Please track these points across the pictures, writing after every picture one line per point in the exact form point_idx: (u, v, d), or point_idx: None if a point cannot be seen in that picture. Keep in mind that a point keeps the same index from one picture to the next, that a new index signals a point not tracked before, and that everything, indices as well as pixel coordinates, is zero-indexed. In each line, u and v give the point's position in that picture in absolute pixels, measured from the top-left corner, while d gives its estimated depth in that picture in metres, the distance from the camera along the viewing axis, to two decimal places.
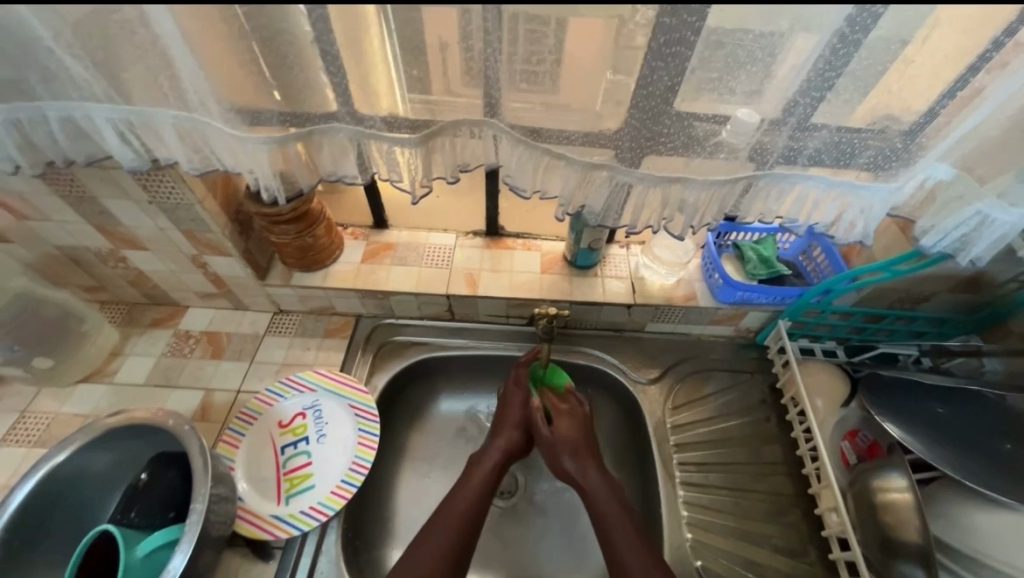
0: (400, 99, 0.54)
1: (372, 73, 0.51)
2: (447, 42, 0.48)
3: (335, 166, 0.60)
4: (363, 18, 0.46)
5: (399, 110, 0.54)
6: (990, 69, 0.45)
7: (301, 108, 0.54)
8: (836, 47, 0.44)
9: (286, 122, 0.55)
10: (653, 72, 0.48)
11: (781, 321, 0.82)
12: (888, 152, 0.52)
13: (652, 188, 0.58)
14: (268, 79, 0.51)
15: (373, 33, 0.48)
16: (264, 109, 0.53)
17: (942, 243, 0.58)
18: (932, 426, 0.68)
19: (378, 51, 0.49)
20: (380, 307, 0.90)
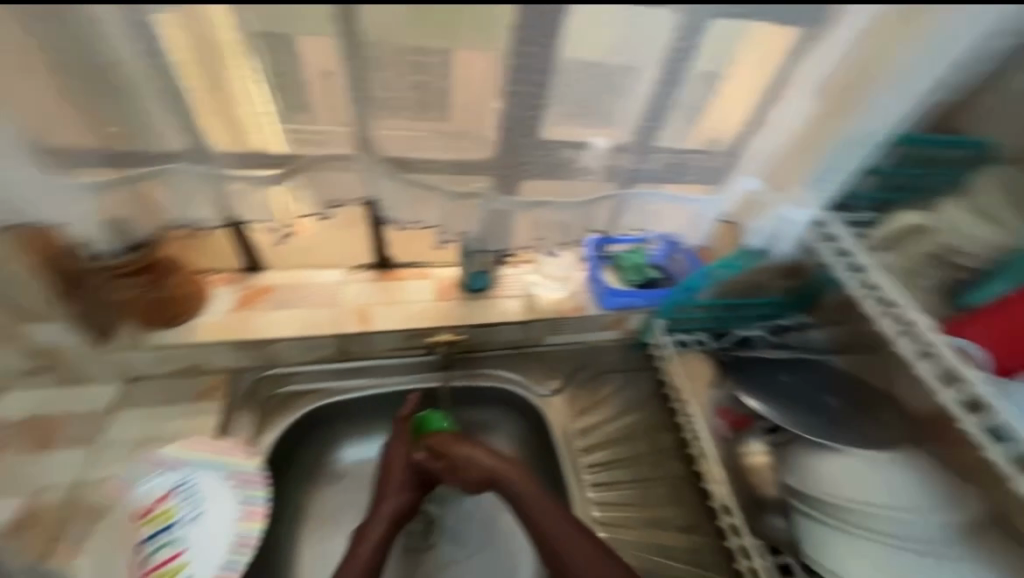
0: (277, 130, 0.53)
1: (235, 106, 0.51)
2: (318, 71, 0.49)
3: (182, 209, 0.58)
4: (219, 49, 0.47)
5: (277, 144, 0.54)
6: (777, 97, 0.55)
7: (136, 148, 0.52)
8: (653, 85, 0.53)
9: (116, 165, 0.53)
10: (516, 106, 0.52)
11: (658, 320, 0.92)
12: (710, 169, 0.61)
13: (522, 213, 0.62)
14: (98, 116, 0.50)
15: (239, 66, 0.48)
16: (83, 153, 0.52)
17: (760, 240, 0.68)
18: (781, 393, 0.79)
19: (242, 86, 0.50)
20: (261, 358, 0.82)
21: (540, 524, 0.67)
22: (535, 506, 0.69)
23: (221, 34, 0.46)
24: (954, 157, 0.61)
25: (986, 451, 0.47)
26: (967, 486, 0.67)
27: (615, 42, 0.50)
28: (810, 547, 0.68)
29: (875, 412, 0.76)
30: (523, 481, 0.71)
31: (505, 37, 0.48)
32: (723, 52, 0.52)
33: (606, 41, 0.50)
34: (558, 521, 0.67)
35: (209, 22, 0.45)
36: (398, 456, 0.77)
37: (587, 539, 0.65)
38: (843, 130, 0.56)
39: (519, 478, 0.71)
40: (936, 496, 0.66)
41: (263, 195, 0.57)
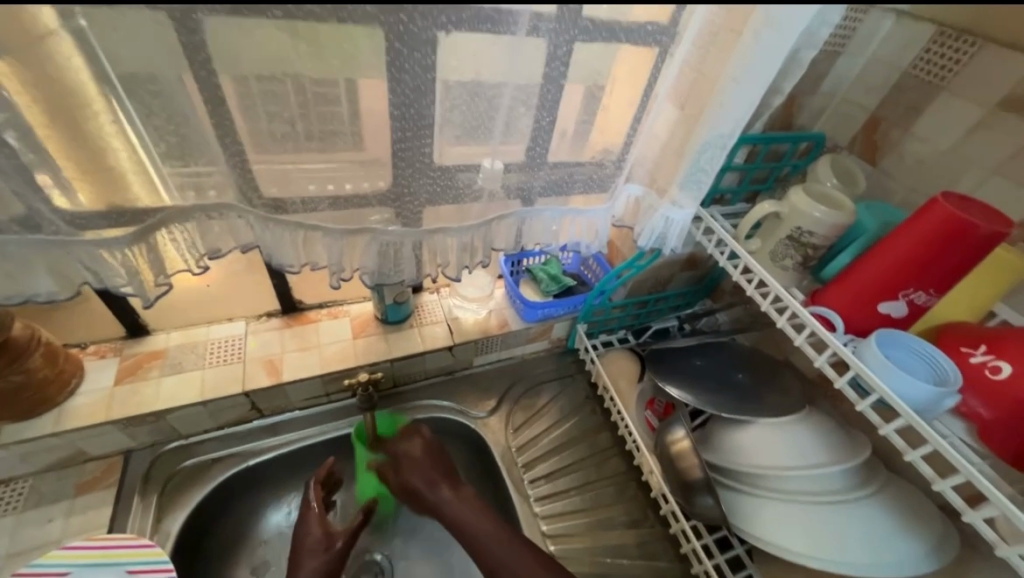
0: (162, 186, 0.50)
1: (110, 154, 0.46)
2: (190, 113, 0.45)
3: (19, 283, 0.51)
4: (84, 95, 0.43)
5: (163, 199, 0.50)
6: (645, 110, 0.59)
7: None
8: (525, 107, 0.54)
9: None
10: (398, 135, 0.52)
11: (579, 325, 0.95)
12: (592, 178, 0.65)
13: (417, 243, 0.62)
14: None
15: (102, 118, 0.44)
16: None
17: (651, 242, 0.72)
18: (696, 379, 0.85)
19: (117, 134, 0.46)
20: (157, 432, 0.73)
21: (482, 550, 0.64)
22: (476, 526, 0.66)
23: (79, 76, 0.42)
24: (794, 150, 0.72)
25: (857, 404, 0.54)
26: (854, 433, 0.76)
27: (492, 69, 0.50)
28: (735, 520, 0.70)
29: (775, 380, 0.84)
30: (467, 509, 0.68)
31: (375, 67, 0.47)
32: (591, 71, 0.54)
33: (478, 67, 0.50)
34: (497, 538, 0.65)
35: (65, 66, 0.41)
36: (312, 523, 0.71)
37: (518, 547, 0.64)
38: (704, 134, 0.59)
39: (467, 507, 0.69)
40: (834, 450, 0.72)
41: (116, 256, 0.52)
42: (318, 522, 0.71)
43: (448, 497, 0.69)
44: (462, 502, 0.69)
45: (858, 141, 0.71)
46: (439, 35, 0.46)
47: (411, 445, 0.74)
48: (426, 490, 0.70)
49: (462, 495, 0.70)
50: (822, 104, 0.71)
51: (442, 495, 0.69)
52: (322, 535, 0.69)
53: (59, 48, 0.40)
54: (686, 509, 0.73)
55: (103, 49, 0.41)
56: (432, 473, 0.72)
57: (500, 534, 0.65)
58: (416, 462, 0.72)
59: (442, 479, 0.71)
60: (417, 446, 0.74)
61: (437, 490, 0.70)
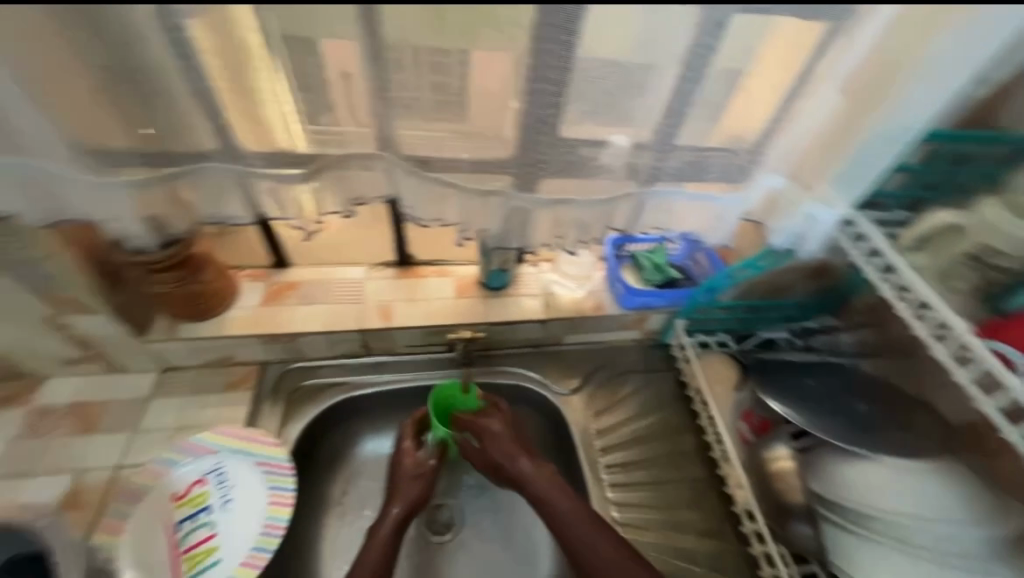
0: (299, 133, 0.53)
1: (263, 105, 0.50)
2: (349, 72, 0.49)
3: None
4: (247, 47, 0.46)
5: (298, 145, 0.54)
6: (801, 91, 0.54)
7: (167, 147, 0.50)
8: (677, 82, 0.52)
9: (149, 162, 0.51)
10: (533, 105, 0.52)
11: (678, 320, 0.91)
12: (739, 166, 0.60)
13: (542, 212, 0.61)
14: (120, 116, 0.48)
15: (260, 68, 0.47)
16: (118, 149, 0.49)
17: (787, 241, 0.66)
18: (806, 398, 0.77)
19: (273, 80, 0.49)
20: (287, 351, 0.84)
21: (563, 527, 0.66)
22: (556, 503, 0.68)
23: (245, 24, 0.44)
24: (988, 153, 0.61)
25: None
26: (996, 499, 0.65)
27: (633, 41, 0.49)
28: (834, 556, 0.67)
29: (904, 417, 0.74)
30: (546, 484, 0.70)
31: (520, 46, 0.48)
32: (757, 49, 0.51)
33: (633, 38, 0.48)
34: (579, 520, 0.66)
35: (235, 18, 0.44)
36: (404, 454, 0.78)
37: (598, 531, 0.65)
38: (876, 128, 0.54)
39: (546, 482, 0.71)
40: (960, 502, 0.65)
41: None
42: (410, 454, 0.78)
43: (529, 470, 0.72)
44: (539, 478, 0.71)
45: None
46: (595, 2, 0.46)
47: (487, 421, 0.76)
48: (506, 462, 0.73)
49: (539, 471, 0.72)
50: None
51: (522, 468, 0.72)
52: (415, 464, 0.77)
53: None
54: (776, 532, 0.69)
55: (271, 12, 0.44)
56: (511, 450, 0.74)
57: (581, 515, 0.66)
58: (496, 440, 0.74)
59: (519, 458, 0.73)
60: (493, 425, 0.76)
61: (517, 464, 0.72)
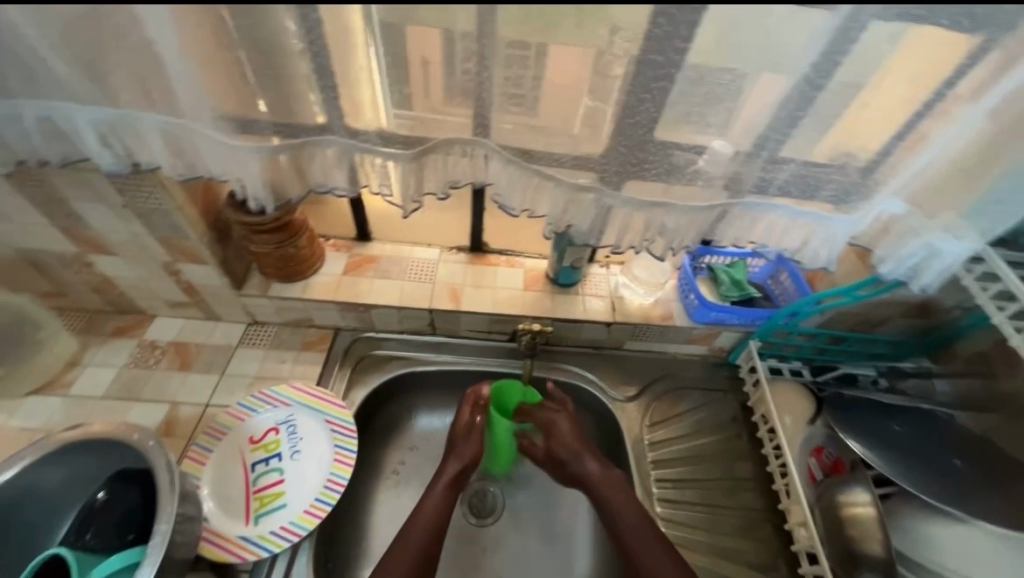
0: (383, 116, 0.54)
1: (357, 86, 0.51)
2: (429, 60, 0.49)
3: None
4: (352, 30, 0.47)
5: (381, 124, 0.54)
6: (940, 112, 0.49)
7: (296, 120, 0.53)
8: (808, 89, 0.47)
9: (278, 132, 0.54)
10: (640, 103, 0.50)
11: (752, 341, 0.86)
12: (849, 186, 0.55)
13: (635, 213, 0.60)
14: (251, 87, 0.50)
15: (360, 51, 0.49)
16: (259, 119, 0.53)
17: (897, 271, 0.61)
18: (889, 444, 0.71)
19: (365, 54, 0.49)
20: (360, 320, 0.89)
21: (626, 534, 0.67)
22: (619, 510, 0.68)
23: (354, 12, 0.45)
24: None
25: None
26: None
27: (741, 45, 0.45)
28: None
29: (1010, 484, 0.65)
30: (613, 487, 0.70)
31: (636, 32, 0.45)
32: (902, 60, 0.46)
33: (763, 39, 0.44)
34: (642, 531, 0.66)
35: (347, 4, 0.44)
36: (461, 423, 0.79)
37: (659, 545, 0.64)
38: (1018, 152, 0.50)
39: (612, 485, 0.71)
40: None
41: None
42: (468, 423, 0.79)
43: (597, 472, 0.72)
44: (606, 480, 0.71)
45: None
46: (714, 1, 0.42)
47: (558, 416, 0.77)
48: (571, 458, 0.74)
49: (606, 476, 0.72)
50: None
51: (589, 469, 0.72)
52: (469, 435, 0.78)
53: None
54: None
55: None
56: (579, 451, 0.74)
57: (643, 527, 0.66)
58: (564, 440, 0.74)
59: (585, 460, 0.73)
60: (561, 422, 0.77)
61: (585, 464, 0.73)
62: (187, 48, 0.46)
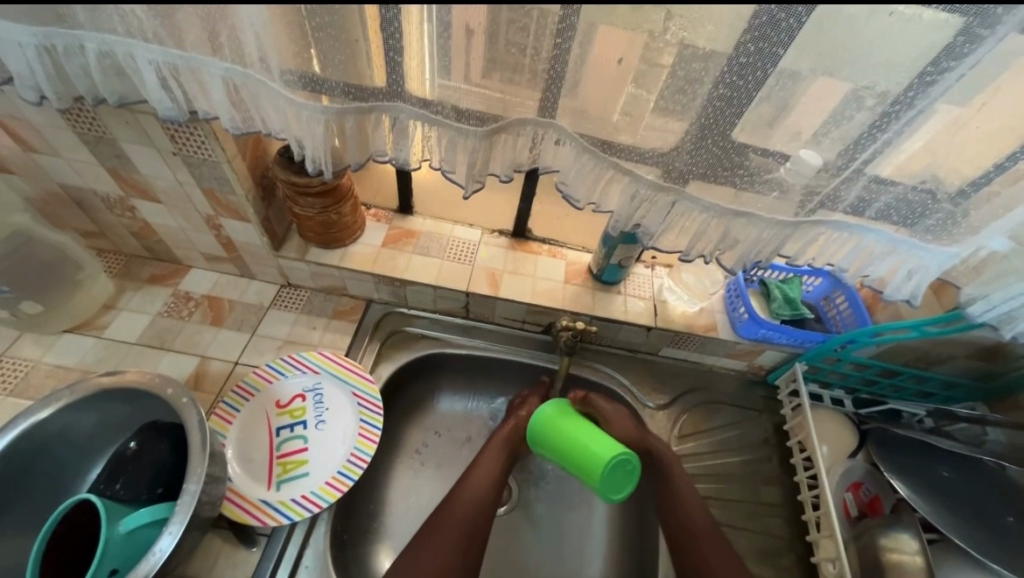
0: (429, 81, 0.50)
1: (405, 54, 0.47)
2: (474, 30, 0.44)
3: None
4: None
5: (426, 93, 0.51)
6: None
7: (365, 82, 0.50)
8: (936, 104, 0.42)
9: (350, 95, 0.51)
10: (750, 102, 0.45)
11: (798, 363, 0.82)
12: (955, 217, 0.50)
13: (716, 220, 0.56)
14: (310, 45, 0.47)
15: (412, 16, 0.44)
16: (329, 79, 0.50)
17: (987, 314, 0.58)
18: (936, 489, 0.69)
19: (420, 12, 0.44)
20: (394, 295, 0.87)
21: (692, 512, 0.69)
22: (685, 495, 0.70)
23: None
24: None
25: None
26: None
27: (861, 43, 0.39)
28: None
29: None
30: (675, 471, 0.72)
31: (742, 23, 0.40)
32: None
33: (880, 41, 0.39)
34: (697, 509, 0.69)
35: None
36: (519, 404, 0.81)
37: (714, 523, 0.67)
38: None
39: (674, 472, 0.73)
40: None
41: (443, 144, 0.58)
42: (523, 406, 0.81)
43: (660, 449, 0.75)
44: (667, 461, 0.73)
45: None
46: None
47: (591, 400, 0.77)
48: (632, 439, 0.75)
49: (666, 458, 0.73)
50: None
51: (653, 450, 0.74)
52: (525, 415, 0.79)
53: None
54: None
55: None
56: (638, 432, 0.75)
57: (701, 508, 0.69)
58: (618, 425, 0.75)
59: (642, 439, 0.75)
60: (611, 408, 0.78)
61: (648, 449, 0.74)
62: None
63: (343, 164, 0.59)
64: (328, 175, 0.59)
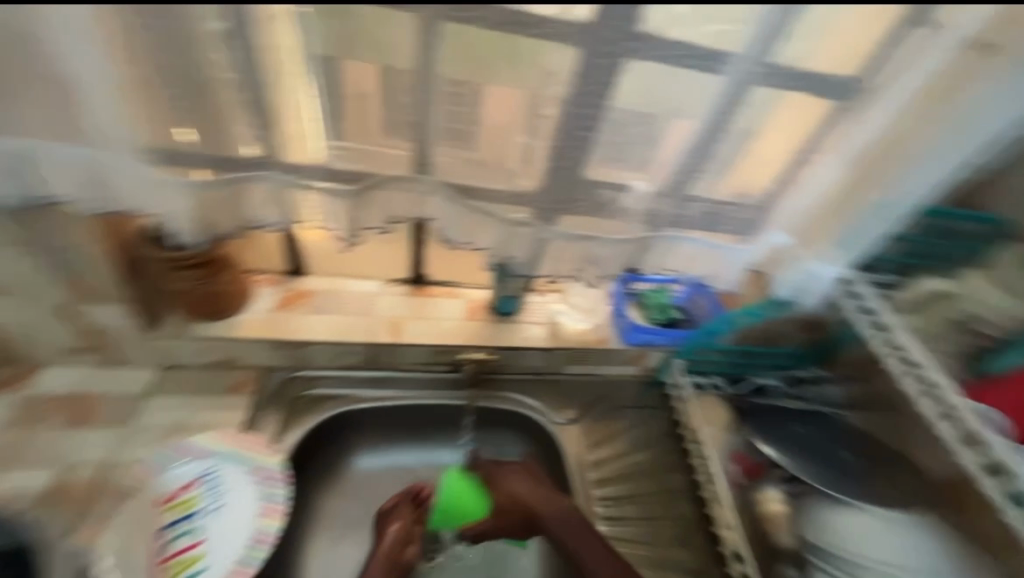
0: (322, 146, 0.58)
1: (285, 116, 0.55)
2: (367, 92, 0.55)
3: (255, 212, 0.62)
4: (283, 69, 0.52)
5: (322, 160, 0.59)
6: (808, 159, 0.58)
7: (232, 153, 0.56)
8: (714, 139, 0.56)
9: (212, 165, 0.56)
10: (568, 148, 0.56)
11: (677, 360, 0.94)
12: (745, 220, 0.64)
13: (567, 244, 0.65)
14: (174, 118, 0.53)
15: (299, 89, 0.54)
16: (190, 152, 0.55)
17: (789, 293, 0.70)
18: (795, 445, 0.80)
19: (308, 88, 0.54)
20: (291, 358, 0.83)
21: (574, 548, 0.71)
22: (581, 541, 0.69)
23: (287, 47, 0.51)
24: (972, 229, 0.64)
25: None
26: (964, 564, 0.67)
27: (657, 95, 0.53)
28: None
29: (889, 472, 0.76)
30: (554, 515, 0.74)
31: (549, 82, 0.52)
32: (785, 118, 0.55)
33: (667, 94, 0.53)
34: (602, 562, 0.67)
35: (276, 32, 0.49)
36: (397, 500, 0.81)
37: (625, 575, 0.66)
38: (878, 195, 0.60)
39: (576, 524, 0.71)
40: (934, 549, 0.68)
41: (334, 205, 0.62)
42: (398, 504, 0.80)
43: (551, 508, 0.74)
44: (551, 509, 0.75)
45: None
46: (629, 63, 0.51)
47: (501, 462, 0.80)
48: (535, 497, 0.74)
49: (551, 503, 0.74)
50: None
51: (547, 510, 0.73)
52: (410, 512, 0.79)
53: (280, 27, 0.49)
54: None
55: (330, 30, 0.51)
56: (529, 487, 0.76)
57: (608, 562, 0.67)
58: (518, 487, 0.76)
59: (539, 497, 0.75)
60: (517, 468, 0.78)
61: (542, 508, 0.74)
62: (117, 84, 0.49)
63: (211, 232, 0.61)
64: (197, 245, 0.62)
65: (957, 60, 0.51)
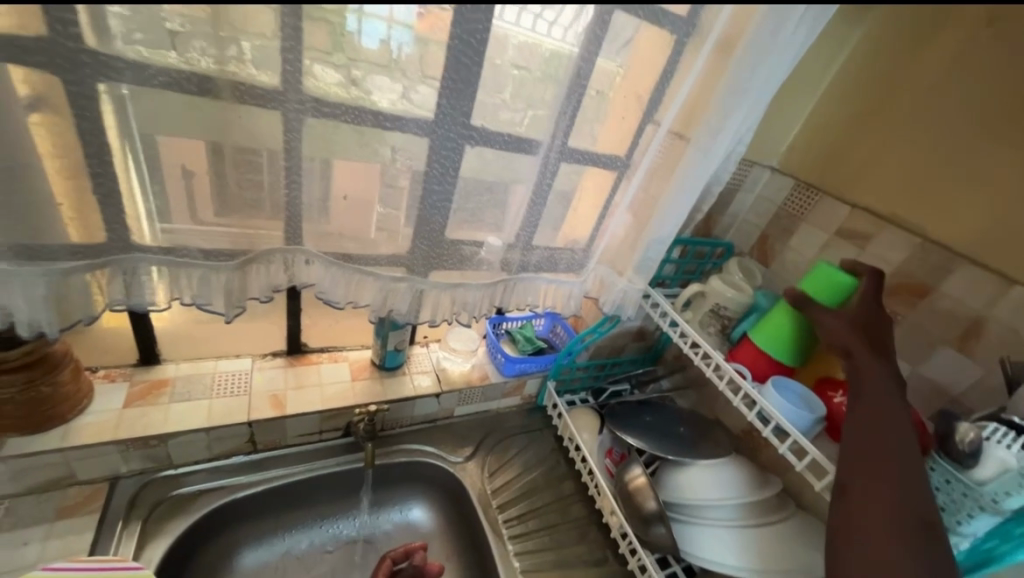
0: (146, 228, 0.59)
1: (115, 203, 0.56)
2: (192, 170, 0.58)
3: (128, 296, 0.62)
4: (104, 144, 0.53)
5: (144, 239, 0.60)
6: (607, 215, 0.80)
7: (100, 243, 0.58)
8: (545, 201, 0.74)
9: (77, 253, 0.57)
10: (430, 217, 0.69)
11: (550, 382, 1.08)
12: (574, 259, 0.84)
13: (442, 293, 0.77)
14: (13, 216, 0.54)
15: (117, 163, 0.54)
16: (54, 244, 0.56)
17: (614, 309, 0.89)
18: (645, 427, 0.96)
19: (120, 165, 0.55)
20: (151, 459, 0.75)
21: (846, 500, 0.56)
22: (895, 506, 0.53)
23: (108, 133, 0.52)
24: (714, 252, 0.99)
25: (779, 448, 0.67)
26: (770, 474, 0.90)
27: (496, 171, 0.68)
28: (686, 545, 0.79)
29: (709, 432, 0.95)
30: (860, 443, 0.57)
31: (405, 164, 0.64)
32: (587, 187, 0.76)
33: (507, 166, 0.68)
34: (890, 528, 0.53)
35: (105, 121, 0.51)
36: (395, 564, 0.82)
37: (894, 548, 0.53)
38: (654, 232, 0.78)
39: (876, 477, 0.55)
40: (751, 484, 0.85)
41: (221, 276, 0.65)
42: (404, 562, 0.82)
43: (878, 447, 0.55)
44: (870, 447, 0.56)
45: (756, 250, 0.97)
46: (469, 147, 0.64)
47: (858, 357, 0.62)
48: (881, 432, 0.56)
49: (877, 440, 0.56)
50: (731, 223, 0.98)
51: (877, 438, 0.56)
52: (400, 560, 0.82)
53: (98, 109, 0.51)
54: (642, 537, 0.82)
55: (189, 124, 0.55)
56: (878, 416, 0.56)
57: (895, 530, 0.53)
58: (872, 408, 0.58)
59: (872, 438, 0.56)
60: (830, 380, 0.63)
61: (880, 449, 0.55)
62: None
63: (73, 320, 0.61)
64: (55, 335, 0.60)
65: (669, 147, 0.73)
